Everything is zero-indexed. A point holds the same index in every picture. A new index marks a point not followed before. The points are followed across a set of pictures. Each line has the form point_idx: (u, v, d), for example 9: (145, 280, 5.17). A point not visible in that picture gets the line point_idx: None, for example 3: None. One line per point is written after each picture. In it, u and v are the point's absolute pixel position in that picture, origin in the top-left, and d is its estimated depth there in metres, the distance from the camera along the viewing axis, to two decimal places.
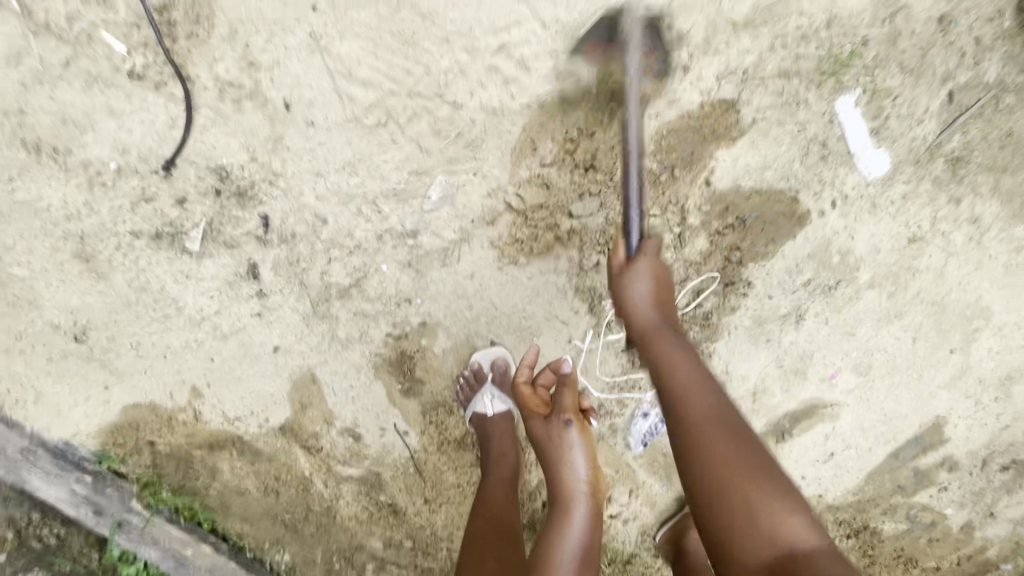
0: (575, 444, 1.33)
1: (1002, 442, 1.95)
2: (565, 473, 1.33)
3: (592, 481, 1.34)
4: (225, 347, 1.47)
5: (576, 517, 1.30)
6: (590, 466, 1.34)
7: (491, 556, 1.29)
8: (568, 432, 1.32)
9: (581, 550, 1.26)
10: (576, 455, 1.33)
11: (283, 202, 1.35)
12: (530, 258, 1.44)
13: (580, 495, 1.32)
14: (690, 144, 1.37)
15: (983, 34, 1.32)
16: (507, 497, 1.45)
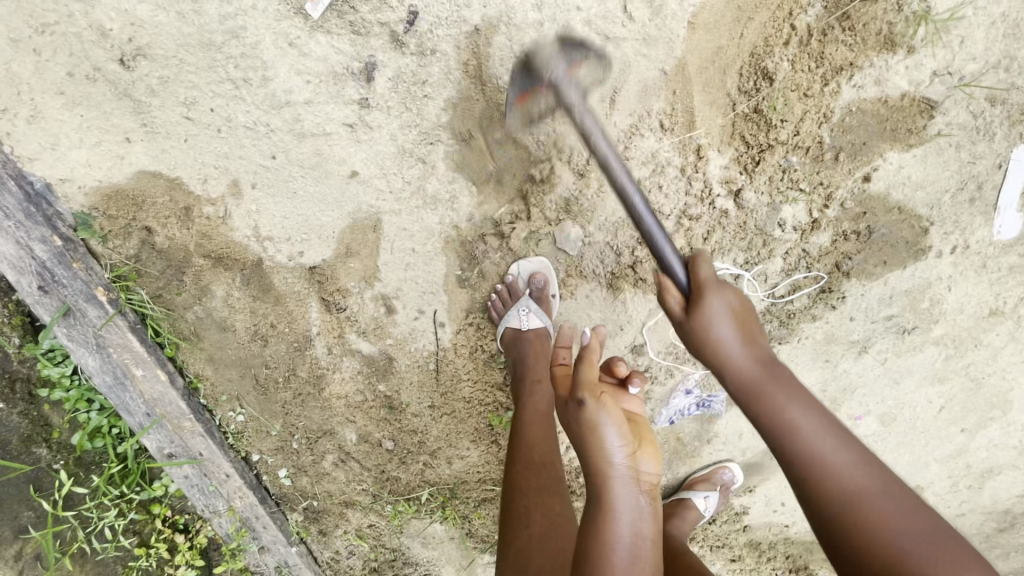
0: (602, 422, 1.03)
1: (949, 528, 2.08)
2: (591, 453, 1.04)
3: (635, 465, 1.02)
4: (295, 149, 1.20)
5: (617, 510, 1.02)
6: (627, 445, 1.02)
7: (536, 511, 1.16)
8: (582, 406, 1.04)
9: (632, 549, 1.01)
10: (605, 438, 1.03)
11: (442, 4, 1.12)
12: (670, 185, 1.28)
13: (618, 482, 1.03)
14: (869, 131, 1.29)
15: None
16: (548, 436, 1.29)
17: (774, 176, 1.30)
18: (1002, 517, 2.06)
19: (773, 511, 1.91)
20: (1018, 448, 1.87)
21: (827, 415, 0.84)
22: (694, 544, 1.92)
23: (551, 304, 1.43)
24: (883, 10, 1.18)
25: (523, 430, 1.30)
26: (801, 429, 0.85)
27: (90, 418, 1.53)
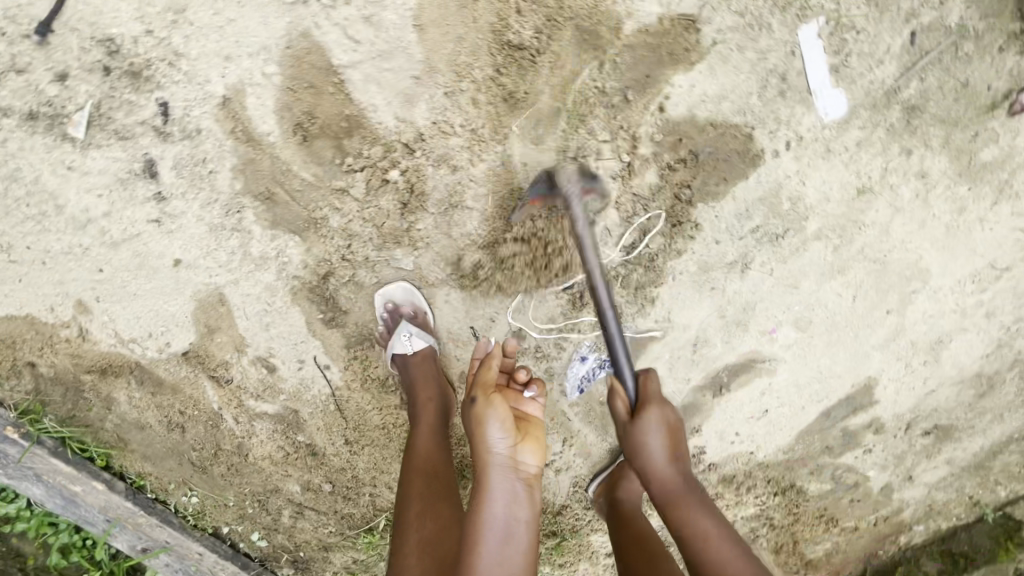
0: (491, 418, 1.15)
1: (926, 407, 2.00)
2: (478, 442, 1.16)
3: (513, 456, 1.15)
4: (115, 257, 1.29)
5: (495, 493, 1.11)
6: (510, 439, 1.15)
7: (424, 517, 1.16)
8: (474, 404, 1.18)
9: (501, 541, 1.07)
10: (490, 429, 1.15)
11: (185, 88, 1.17)
12: (470, 179, 1.31)
13: (497, 470, 1.13)
14: (646, 64, 1.27)
15: None
16: (440, 446, 1.34)
17: (568, 136, 1.31)
18: (976, 380, 1.97)
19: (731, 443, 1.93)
20: (959, 311, 1.79)
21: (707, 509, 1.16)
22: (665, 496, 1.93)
23: (431, 323, 1.46)
24: None
25: (416, 440, 1.34)
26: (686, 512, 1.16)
27: (60, 538, 1.68)
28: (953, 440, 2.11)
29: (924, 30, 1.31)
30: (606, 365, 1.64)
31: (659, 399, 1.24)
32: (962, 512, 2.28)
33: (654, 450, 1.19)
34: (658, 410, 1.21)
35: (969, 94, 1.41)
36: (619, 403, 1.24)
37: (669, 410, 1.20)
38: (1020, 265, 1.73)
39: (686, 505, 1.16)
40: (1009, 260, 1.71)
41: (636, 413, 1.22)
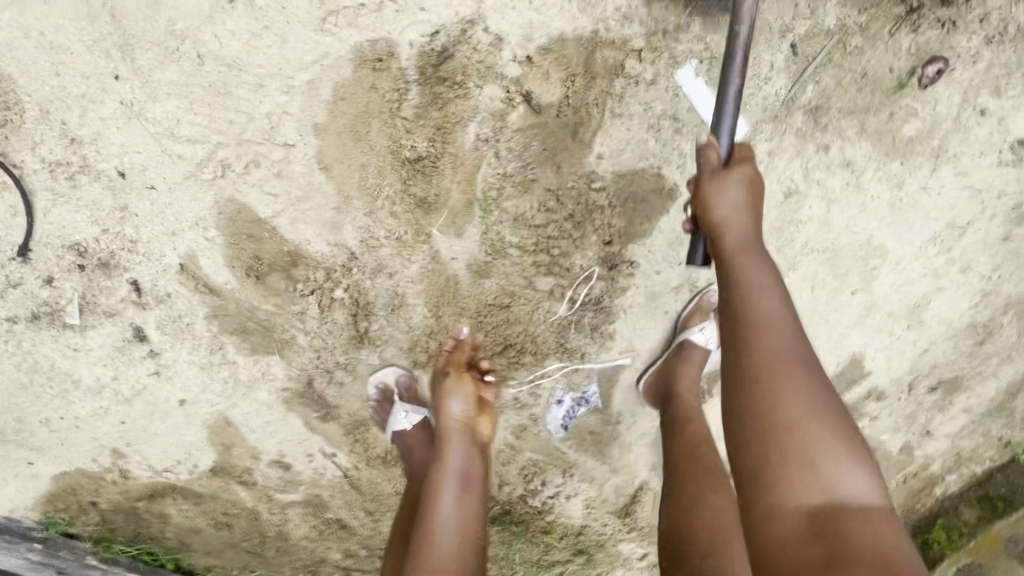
0: (454, 393, 1.37)
1: (924, 366, 1.99)
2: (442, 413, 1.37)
3: (471, 423, 1.36)
4: (132, 409, 1.51)
5: (451, 456, 1.32)
6: (469, 409, 1.37)
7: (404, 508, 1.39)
8: (446, 380, 1.40)
9: (456, 496, 1.27)
10: (452, 403, 1.36)
11: (148, 265, 1.36)
12: (407, 279, 1.43)
13: (453, 437, 1.34)
14: (540, 140, 1.36)
15: None
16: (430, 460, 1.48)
17: (487, 220, 1.41)
18: (972, 331, 1.94)
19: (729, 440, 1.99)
20: (929, 274, 1.77)
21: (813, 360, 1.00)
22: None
23: (424, 396, 1.59)
24: (468, 54, 1.23)
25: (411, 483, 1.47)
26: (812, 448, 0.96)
27: None
28: (964, 391, 2.08)
29: (804, 40, 1.33)
30: (582, 401, 1.76)
31: (749, 204, 1.12)
32: (995, 456, 2.24)
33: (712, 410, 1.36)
34: (736, 228, 1.11)
35: (871, 82, 1.41)
36: (710, 203, 1.12)
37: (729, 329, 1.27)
38: (981, 218, 1.70)
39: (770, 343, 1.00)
40: (968, 215, 1.68)
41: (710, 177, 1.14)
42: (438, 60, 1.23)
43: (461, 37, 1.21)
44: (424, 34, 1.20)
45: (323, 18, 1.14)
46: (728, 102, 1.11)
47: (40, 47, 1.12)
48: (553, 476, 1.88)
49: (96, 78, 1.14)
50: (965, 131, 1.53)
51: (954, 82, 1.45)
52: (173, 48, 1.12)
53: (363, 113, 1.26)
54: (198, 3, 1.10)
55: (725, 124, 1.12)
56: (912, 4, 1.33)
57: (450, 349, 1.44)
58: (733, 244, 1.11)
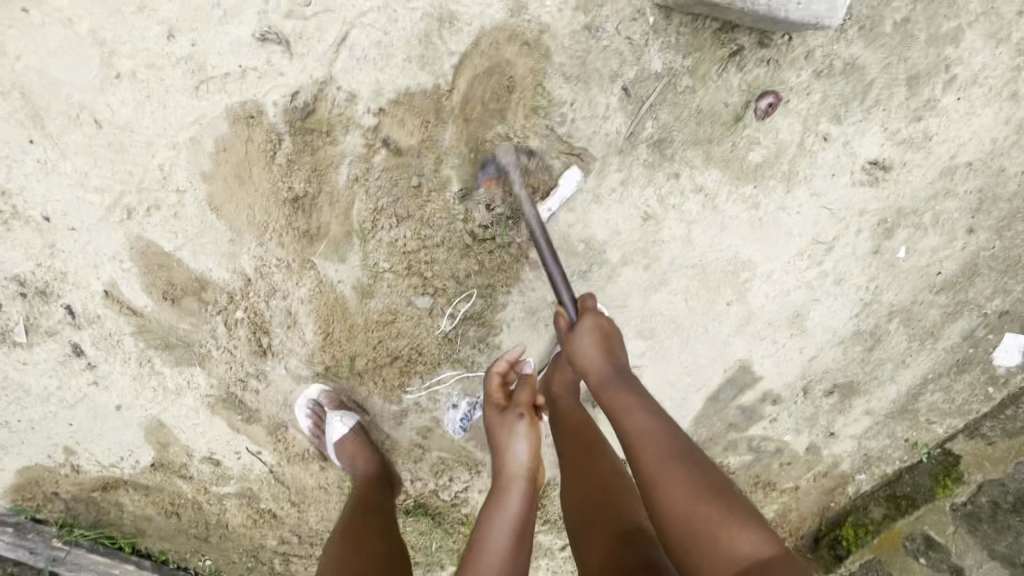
0: (524, 434, 1.40)
1: (816, 371, 2.10)
2: (506, 456, 1.39)
3: (532, 469, 1.39)
4: (77, 413, 1.77)
5: (512, 502, 1.33)
6: (532, 454, 1.39)
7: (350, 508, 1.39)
8: (519, 420, 1.41)
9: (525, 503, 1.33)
10: (517, 444, 1.39)
11: (78, 292, 1.60)
12: (300, 300, 1.64)
13: (517, 480, 1.37)
14: (405, 177, 1.54)
15: (632, 32, 1.43)
16: (366, 463, 1.56)
17: (365, 248, 1.60)
18: (858, 337, 2.04)
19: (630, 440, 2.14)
20: (804, 286, 1.89)
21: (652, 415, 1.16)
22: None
23: (349, 407, 1.82)
24: (328, 109, 1.42)
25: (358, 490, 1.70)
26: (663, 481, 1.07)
27: None
28: (862, 394, 2.18)
29: (636, 82, 1.47)
30: (478, 405, 1.91)
31: (601, 349, 1.31)
32: (903, 456, 2.32)
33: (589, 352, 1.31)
34: (597, 370, 1.29)
35: (708, 116, 1.54)
36: (575, 355, 1.34)
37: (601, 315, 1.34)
38: (846, 233, 1.80)
39: (631, 419, 1.17)
40: (832, 231, 1.79)
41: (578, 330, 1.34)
42: (303, 114, 1.42)
43: (320, 95, 1.40)
44: (285, 95, 1.39)
45: (196, 85, 1.35)
46: (557, 280, 1.39)
47: None
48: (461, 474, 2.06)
49: (16, 142, 1.38)
50: (812, 155, 1.64)
51: (791, 113, 1.56)
52: (75, 115, 1.35)
53: (244, 161, 1.46)
54: (90, 79, 1.32)
55: (548, 264, 1.39)
56: (735, 47, 1.45)
57: (506, 366, 1.54)
58: (594, 386, 1.27)
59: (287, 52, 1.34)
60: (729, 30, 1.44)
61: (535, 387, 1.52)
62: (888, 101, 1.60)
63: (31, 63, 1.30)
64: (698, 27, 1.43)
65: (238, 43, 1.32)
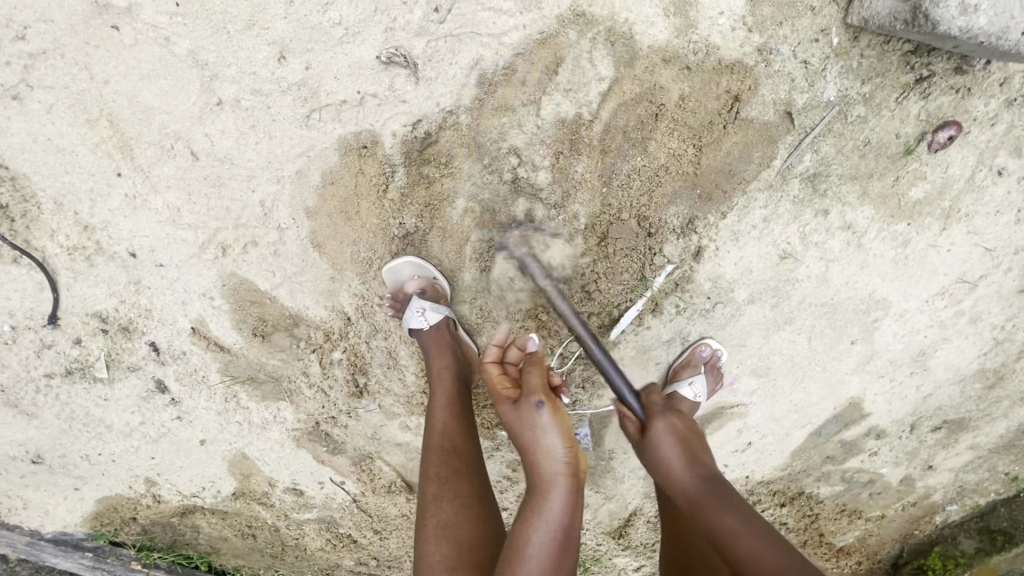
0: (552, 426, 1.18)
1: (928, 408, 1.97)
2: (540, 454, 1.17)
3: (573, 465, 1.17)
4: (160, 446, 1.67)
5: (552, 506, 1.11)
6: (569, 449, 1.17)
7: (447, 498, 1.16)
8: (540, 411, 1.18)
9: (565, 511, 1.12)
10: (549, 437, 1.17)
11: (164, 328, 1.47)
12: (401, 340, 1.50)
13: (554, 483, 1.14)
14: (528, 211, 1.36)
15: (809, 55, 1.24)
16: (467, 427, 1.29)
17: (475, 285, 1.46)
18: (981, 375, 1.90)
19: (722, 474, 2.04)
20: (935, 324, 1.74)
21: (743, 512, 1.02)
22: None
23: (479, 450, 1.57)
24: (452, 138, 1.25)
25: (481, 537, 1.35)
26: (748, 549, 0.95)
27: None
28: (971, 430, 2.06)
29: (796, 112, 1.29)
30: None
31: (688, 456, 1.17)
32: (999, 488, 2.23)
33: (667, 448, 1.17)
34: (663, 450, 1.18)
35: (874, 148, 1.35)
36: (653, 459, 1.19)
37: (672, 417, 1.23)
38: (995, 271, 1.63)
39: (722, 515, 1.03)
40: (980, 270, 1.62)
41: (658, 417, 1.23)
42: (423, 144, 1.25)
43: (444, 123, 1.23)
44: (406, 124, 1.21)
45: (307, 114, 1.17)
46: (615, 373, 1.21)
47: (46, 149, 1.18)
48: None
49: (101, 175, 1.21)
50: (980, 191, 1.46)
51: (968, 145, 1.38)
52: (168, 146, 1.18)
53: (353, 194, 1.29)
54: (188, 106, 1.14)
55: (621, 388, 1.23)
56: (926, 71, 1.26)
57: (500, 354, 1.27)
58: (674, 482, 1.13)
59: (412, 76, 1.16)
60: (922, 53, 1.25)
61: (546, 368, 1.27)
62: None
63: (122, 87, 1.12)
64: (886, 49, 1.24)
65: (358, 67, 1.14)
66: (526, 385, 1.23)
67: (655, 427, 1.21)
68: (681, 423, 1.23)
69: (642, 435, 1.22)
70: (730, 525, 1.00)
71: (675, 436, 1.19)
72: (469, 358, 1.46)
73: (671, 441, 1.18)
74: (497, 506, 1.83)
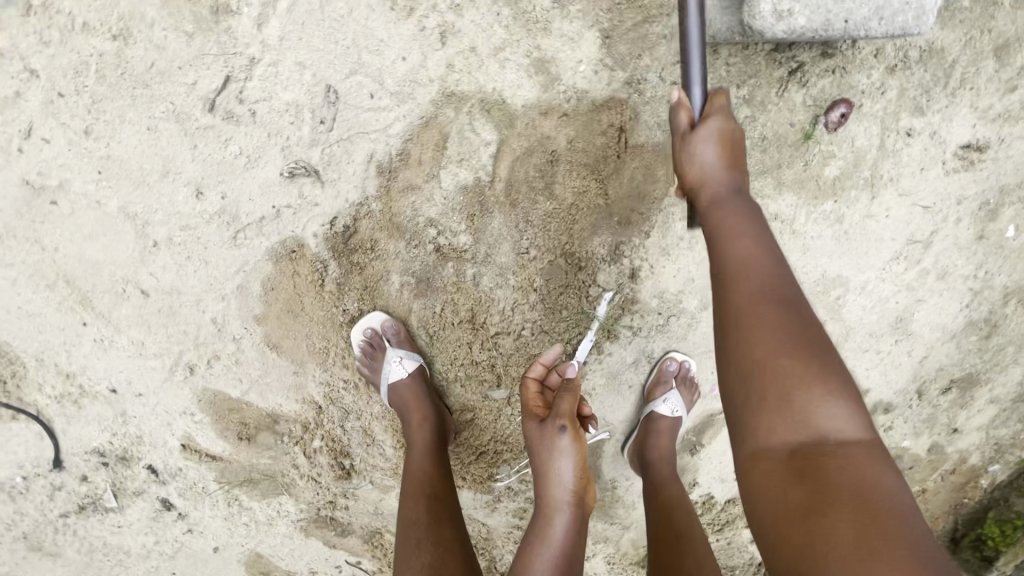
0: (569, 454, 1.21)
1: (930, 371, 1.91)
2: (551, 481, 1.21)
3: (581, 493, 1.21)
4: (178, 561, 1.75)
5: (555, 534, 1.17)
6: (580, 478, 1.21)
7: (432, 540, 1.19)
8: (562, 438, 1.21)
9: (567, 540, 1.17)
10: (564, 465, 1.21)
11: (158, 449, 1.57)
12: (374, 416, 1.57)
13: (561, 512, 1.19)
14: (460, 272, 1.44)
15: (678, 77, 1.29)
16: (446, 478, 1.35)
17: (430, 351, 1.52)
18: (973, 328, 1.84)
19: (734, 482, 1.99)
20: (904, 289, 1.71)
21: (791, 295, 0.93)
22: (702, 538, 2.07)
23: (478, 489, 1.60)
24: (370, 224, 1.35)
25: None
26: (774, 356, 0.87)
27: None
28: (985, 384, 1.97)
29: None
30: None
31: (727, 162, 1.06)
32: None
33: (704, 154, 1.06)
34: (714, 181, 1.06)
35: (770, 140, 1.40)
36: (688, 160, 1.08)
37: (733, 122, 1.06)
38: (946, 225, 1.61)
39: (757, 298, 0.93)
40: (928, 227, 1.61)
41: (686, 134, 1.08)
42: (346, 236, 1.35)
43: (359, 213, 1.32)
44: (325, 223, 1.32)
45: (234, 235, 1.28)
46: (696, 48, 1.04)
47: (18, 315, 1.32)
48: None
49: (69, 327, 1.34)
50: (895, 156, 1.47)
51: (866, 117, 1.41)
52: (121, 290, 1.31)
53: (294, 293, 1.39)
54: (130, 253, 1.27)
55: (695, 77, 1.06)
56: (794, 64, 1.34)
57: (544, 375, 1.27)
58: (712, 197, 1.05)
59: (317, 181, 1.26)
60: (784, 49, 1.34)
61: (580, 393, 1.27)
62: (975, 78, 1.42)
63: (69, 250, 1.25)
64: (748, 53, 1.32)
65: (267, 185, 1.24)
66: (556, 408, 1.24)
67: (706, 124, 1.06)
68: (736, 125, 1.07)
69: (694, 129, 1.08)
70: (772, 330, 0.89)
71: (717, 146, 1.06)
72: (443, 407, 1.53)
73: (711, 144, 1.06)
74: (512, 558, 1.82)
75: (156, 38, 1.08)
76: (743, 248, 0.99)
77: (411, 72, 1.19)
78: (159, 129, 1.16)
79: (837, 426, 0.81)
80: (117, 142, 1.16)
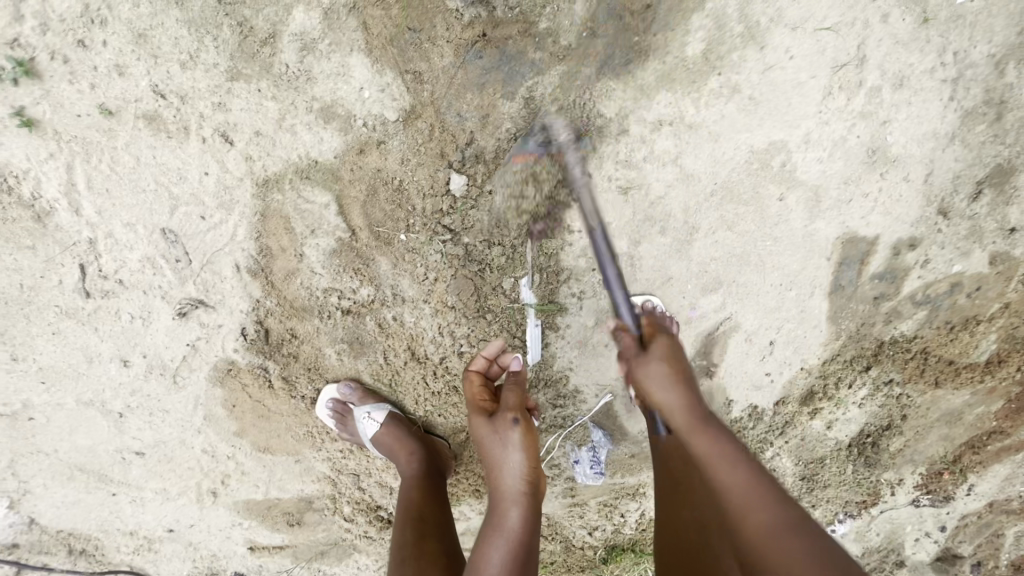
0: (519, 446, 1.18)
1: (942, 184, 1.53)
2: (501, 470, 1.17)
3: (532, 483, 1.17)
4: None
5: (510, 522, 1.11)
6: (530, 469, 1.17)
7: (409, 558, 1.19)
8: (513, 425, 1.19)
9: (523, 529, 1.10)
10: (515, 456, 1.17)
11: (236, 556, 1.70)
12: (382, 467, 1.63)
13: (513, 503, 1.14)
14: (376, 319, 1.43)
15: (474, 51, 1.24)
16: (432, 498, 1.37)
17: (394, 398, 1.54)
18: (976, 117, 1.47)
19: (772, 383, 1.74)
20: (860, 117, 1.44)
21: (727, 440, 1.01)
22: (770, 448, 1.84)
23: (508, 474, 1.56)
24: (276, 316, 1.39)
25: None
26: (763, 527, 0.88)
27: None
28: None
29: (498, 98, 1.27)
30: (596, 447, 1.69)
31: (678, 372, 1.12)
32: None
33: (660, 391, 1.11)
34: (674, 409, 1.08)
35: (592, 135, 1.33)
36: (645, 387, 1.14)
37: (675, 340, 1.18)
38: (860, 32, 1.37)
39: (721, 472, 0.98)
40: (839, 45, 1.37)
41: (635, 355, 1.17)
42: (261, 336, 1.40)
43: (261, 312, 1.38)
44: (239, 334, 1.39)
45: (173, 377, 1.42)
46: (615, 284, 1.19)
47: (67, 507, 1.55)
48: (632, 508, 1.80)
49: (106, 499, 1.55)
50: None
51: None
52: (122, 458, 1.50)
53: (252, 400, 1.47)
54: (106, 429, 1.45)
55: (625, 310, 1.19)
56: None
57: (483, 367, 1.35)
58: (643, 381, 1.14)
59: (208, 307, 1.36)
60: None
61: (524, 389, 1.30)
62: None
63: (66, 447, 1.46)
64: None
65: (171, 330, 1.37)
66: (502, 404, 1.25)
67: (652, 349, 1.16)
68: (675, 347, 1.17)
69: (644, 349, 1.17)
70: (749, 496, 0.93)
71: (666, 364, 1.13)
72: (431, 436, 1.54)
73: (663, 377, 1.11)
74: (585, 531, 1.81)
75: (9, 263, 1.27)
76: (707, 458, 1.01)
77: (219, 182, 1.27)
78: (63, 331, 1.34)
79: (787, 525, 0.87)
80: (41, 355, 1.36)
